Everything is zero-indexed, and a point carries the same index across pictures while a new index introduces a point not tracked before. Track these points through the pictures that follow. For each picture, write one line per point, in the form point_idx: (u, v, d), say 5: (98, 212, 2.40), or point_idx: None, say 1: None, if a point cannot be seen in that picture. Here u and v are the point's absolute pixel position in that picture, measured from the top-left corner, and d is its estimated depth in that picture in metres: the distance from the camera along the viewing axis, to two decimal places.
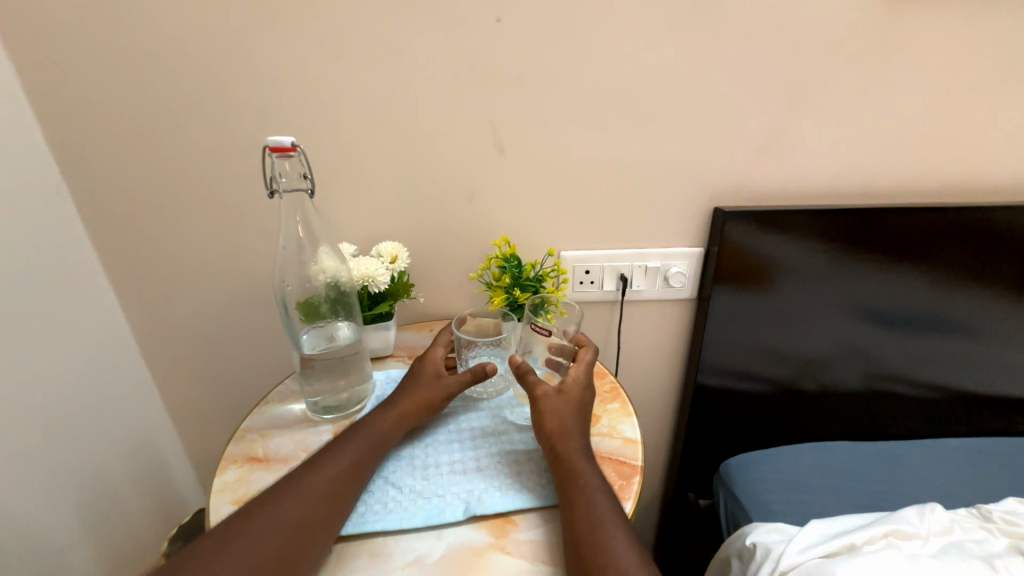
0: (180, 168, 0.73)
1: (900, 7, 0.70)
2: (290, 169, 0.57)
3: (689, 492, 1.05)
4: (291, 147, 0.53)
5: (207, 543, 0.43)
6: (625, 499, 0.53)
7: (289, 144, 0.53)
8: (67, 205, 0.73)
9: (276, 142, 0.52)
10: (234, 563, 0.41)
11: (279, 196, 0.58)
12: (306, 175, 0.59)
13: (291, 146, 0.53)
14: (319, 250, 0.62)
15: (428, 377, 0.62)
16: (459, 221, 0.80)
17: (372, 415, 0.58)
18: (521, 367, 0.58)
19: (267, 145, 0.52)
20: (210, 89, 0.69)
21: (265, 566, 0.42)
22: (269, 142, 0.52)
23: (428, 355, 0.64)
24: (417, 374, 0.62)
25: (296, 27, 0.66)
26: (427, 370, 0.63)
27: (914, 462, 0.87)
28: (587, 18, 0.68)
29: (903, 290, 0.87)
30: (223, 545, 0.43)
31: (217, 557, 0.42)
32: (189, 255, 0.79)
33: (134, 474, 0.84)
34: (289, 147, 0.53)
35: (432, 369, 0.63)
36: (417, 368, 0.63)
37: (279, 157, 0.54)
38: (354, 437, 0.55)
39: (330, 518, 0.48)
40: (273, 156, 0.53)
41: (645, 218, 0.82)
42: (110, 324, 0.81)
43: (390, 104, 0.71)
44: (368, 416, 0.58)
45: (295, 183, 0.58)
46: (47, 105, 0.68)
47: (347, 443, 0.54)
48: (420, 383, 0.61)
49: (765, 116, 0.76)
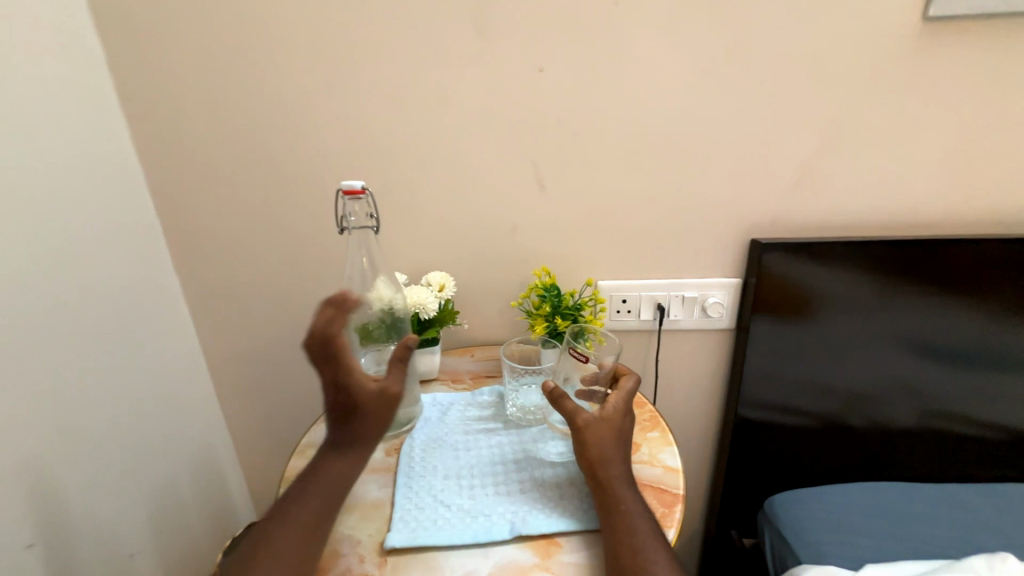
0: (255, 206, 0.82)
1: (932, 45, 0.71)
2: (359, 210, 0.65)
3: (733, 529, 1.01)
4: (361, 191, 0.60)
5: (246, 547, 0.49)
6: (668, 527, 0.54)
7: (359, 187, 0.59)
8: (158, 240, 0.83)
9: (349, 187, 0.59)
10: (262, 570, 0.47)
11: (349, 233, 0.65)
12: (373, 214, 0.66)
13: (361, 190, 0.59)
14: (378, 279, 0.68)
15: (369, 400, 0.54)
16: (500, 252, 0.85)
17: (328, 459, 0.55)
18: (553, 392, 0.57)
19: (341, 190, 0.59)
20: (283, 137, 0.78)
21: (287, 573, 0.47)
22: (343, 187, 0.59)
23: (337, 377, 0.53)
24: (356, 405, 0.54)
25: (360, 83, 0.75)
26: (354, 390, 0.54)
27: (980, 507, 0.82)
28: (623, 66, 0.73)
29: (954, 323, 0.84)
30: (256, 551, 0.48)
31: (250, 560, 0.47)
32: (256, 282, 0.88)
33: (196, 485, 0.90)
34: (358, 191, 0.59)
35: (364, 392, 0.54)
36: (338, 394, 0.54)
37: (350, 199, 0.61)
38: (313, 487, 0.53)
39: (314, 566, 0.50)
40: (344, 198, 0.60)
41: (681, 249, 0.84)
42: (184, 345, 0.89)
43: (441, 147, 0.78)
44: (321, 462, 0.55)
45: (363, 221, 0.66)
46: (150, 154, 0.79)
47: (307, 497, 0.53)
48: (364, 408, 0.54)
49: (799, 152, 0.78)
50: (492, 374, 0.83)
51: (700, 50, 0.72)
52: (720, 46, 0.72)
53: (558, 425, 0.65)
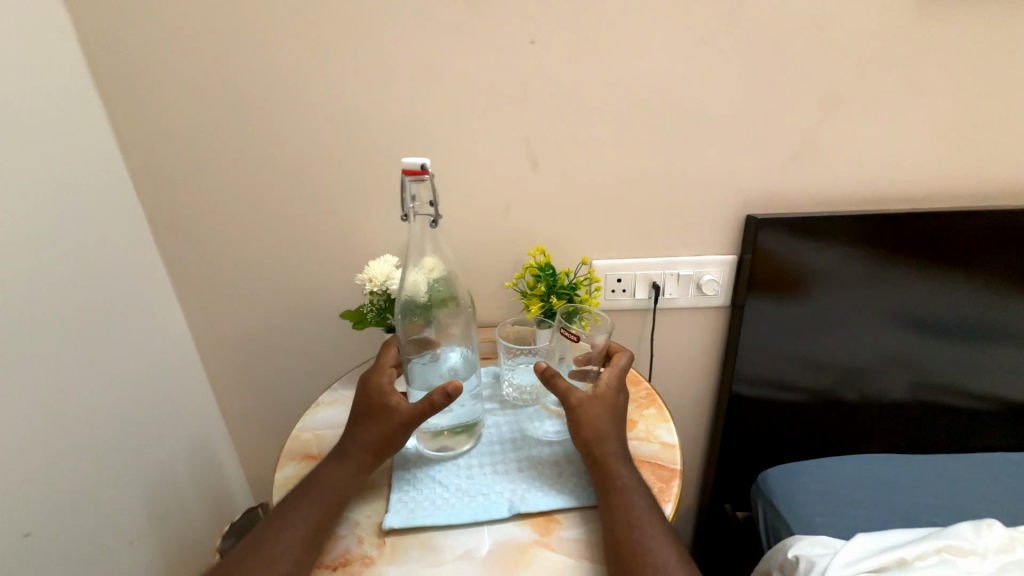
0: (239, 187, 0.79)
1: (933, 13, 0.70)
2: (422, 193, 0.57)
3: (726, 503, 1.03)
4: (422, 172, 0.53)
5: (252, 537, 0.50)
6: (666, 502, 0.55)
7: (420, 167, 0.52)
8: (142, 226, 0.80)
9: (410, 165, 0.52)
10: (260, 561, 0.47)
11: (410, 220, 0.58)
12: (434, 201, 0.58)
13: (423, 171, 0.52)
14: (413, 267, 0.62)
15: (380, 414, 0.56)
16: (493, 232, 0.83)
17: (335, 461, 0.56)
18: (547, 373, 0.56)
19: (402, 167, 0.53)
20: (266, 115, 0.75)
21: (281, 568, 0.47)
22: (404, 165, 0.52)
23: (370, 379, 0.59)
24: (369, 413, 0.57)
25: (345, 57, 0.72)
26: (374, 397, 0.57)
27: (967, 476, 0.84)
28: (618, 37, 0.71)
29: (949, 298, 0.84)
30: (260, 539, 0.49)
31: (255, 547, 0.48)
32: (243, 266, 0.85)
33: (192, 473, 0.90)
34: (420, 171, 0.52)
35: (378, 404, 0.57)
36: (363, 392, 0.59)
37: (413, 181, 0.54)
38: (316, 485, 0.53)
39: (311, 565, 0.49)
40: (406, 178, 0.53)
41: (677, 226, 0.83)
42: (174, 333, 0.87)
43: (430, 124, 0.76)
44: (331, 462, 0.56)
45: (423, 208, 0.58)
46: (129, 135, 0.75)
47: (309, 493, 0.53)
48: (374, 420, 0.56)
49: (797, 125, 0.76)
50: (488, 356, 0.83)
51: (698, 19, 0.70)
52: (719, 14, 0.69)
53: (551, 406, 0.67)
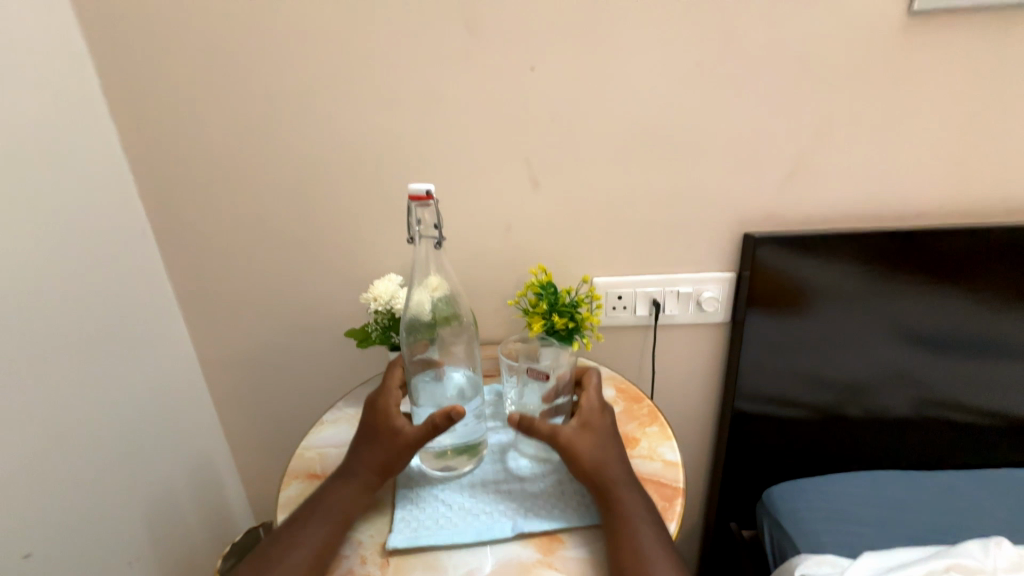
0: (247, 207, 0.81)
1: (916, 39, 0.73)
2: (426, 217, 0.59)
3: (732, 522, 1.02)
4: (427, 196, 0.54)
5: (257, 557, 0.50)
6: (668, 521, 0.55)
7: (424, 192, 0.54)
8: (150, 245, 0.82)
9: (416, 191, 0.54)
10: None
11: (417, 242, 0.60)
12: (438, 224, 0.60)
13: (427, 195, 0.54)
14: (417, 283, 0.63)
15: (385, 435, 0.57)
16: (495, 250, 0.85)
17: (339, 481, 0.56)
18: (523, 421, 0.56)
19: (409, 193, 0.54)
20: (274, 138, 0.77)
21: None
22: (410, 191, 0.54)
23: (376, 400, 0.60)
24: (374, 434, 0.57)
25: (352, 84, 0.75)
26: (380, 419, 0.58)
27: (974, 493, 0.83)
28: (614, 63, 0.74)
29: (945, 313, 0.85)
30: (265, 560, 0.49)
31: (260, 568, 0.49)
32: (249, 285, 0.87)
33: (194, 492, 0.90)
34: (425, 196, 0.54)
35: (384, 425, 0.57)
36: (369, 413, 0.59)
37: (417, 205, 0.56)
38: (321, 505, 0.54)
39: None
40: (412, 204, 0.55)
41: (676, 244, 0.84)
42: (178, 350, 0.88)
43: (433, 146, 0.78)
44: (335, 483, 0.56)
45: (428, 230, 0.60)
46: (140, 158, 0.78)
47: (314, 513, 0.53)
48: (380, 441, 0.57)
49: (790, 145, 0.78)
50: (490, 373, 0.83)
51: (690, 47, 0.73)
52: (709, 41, 0.72)
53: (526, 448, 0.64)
